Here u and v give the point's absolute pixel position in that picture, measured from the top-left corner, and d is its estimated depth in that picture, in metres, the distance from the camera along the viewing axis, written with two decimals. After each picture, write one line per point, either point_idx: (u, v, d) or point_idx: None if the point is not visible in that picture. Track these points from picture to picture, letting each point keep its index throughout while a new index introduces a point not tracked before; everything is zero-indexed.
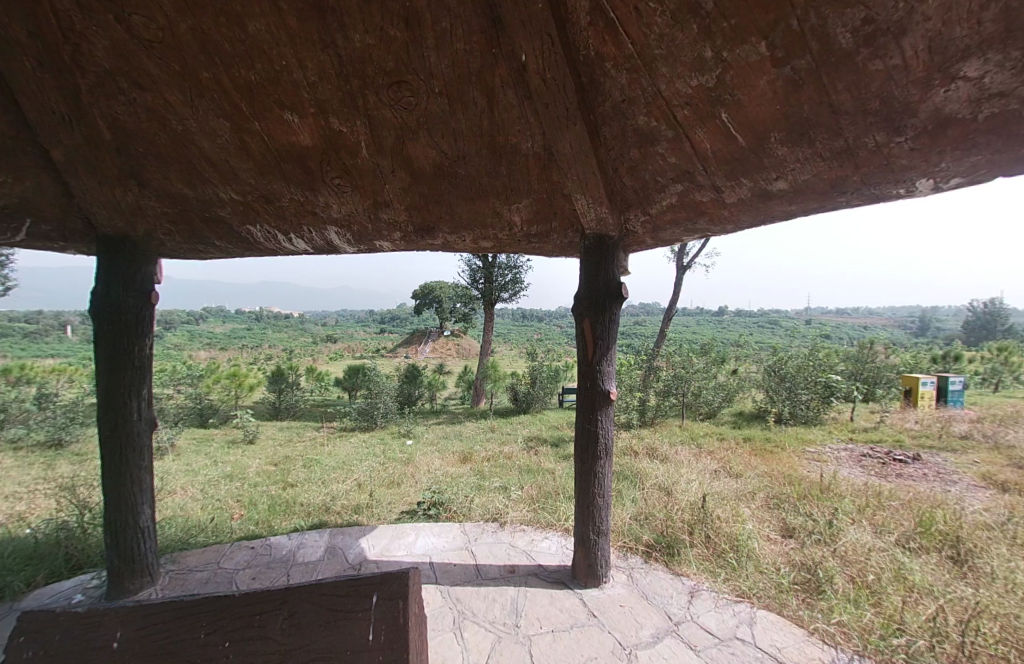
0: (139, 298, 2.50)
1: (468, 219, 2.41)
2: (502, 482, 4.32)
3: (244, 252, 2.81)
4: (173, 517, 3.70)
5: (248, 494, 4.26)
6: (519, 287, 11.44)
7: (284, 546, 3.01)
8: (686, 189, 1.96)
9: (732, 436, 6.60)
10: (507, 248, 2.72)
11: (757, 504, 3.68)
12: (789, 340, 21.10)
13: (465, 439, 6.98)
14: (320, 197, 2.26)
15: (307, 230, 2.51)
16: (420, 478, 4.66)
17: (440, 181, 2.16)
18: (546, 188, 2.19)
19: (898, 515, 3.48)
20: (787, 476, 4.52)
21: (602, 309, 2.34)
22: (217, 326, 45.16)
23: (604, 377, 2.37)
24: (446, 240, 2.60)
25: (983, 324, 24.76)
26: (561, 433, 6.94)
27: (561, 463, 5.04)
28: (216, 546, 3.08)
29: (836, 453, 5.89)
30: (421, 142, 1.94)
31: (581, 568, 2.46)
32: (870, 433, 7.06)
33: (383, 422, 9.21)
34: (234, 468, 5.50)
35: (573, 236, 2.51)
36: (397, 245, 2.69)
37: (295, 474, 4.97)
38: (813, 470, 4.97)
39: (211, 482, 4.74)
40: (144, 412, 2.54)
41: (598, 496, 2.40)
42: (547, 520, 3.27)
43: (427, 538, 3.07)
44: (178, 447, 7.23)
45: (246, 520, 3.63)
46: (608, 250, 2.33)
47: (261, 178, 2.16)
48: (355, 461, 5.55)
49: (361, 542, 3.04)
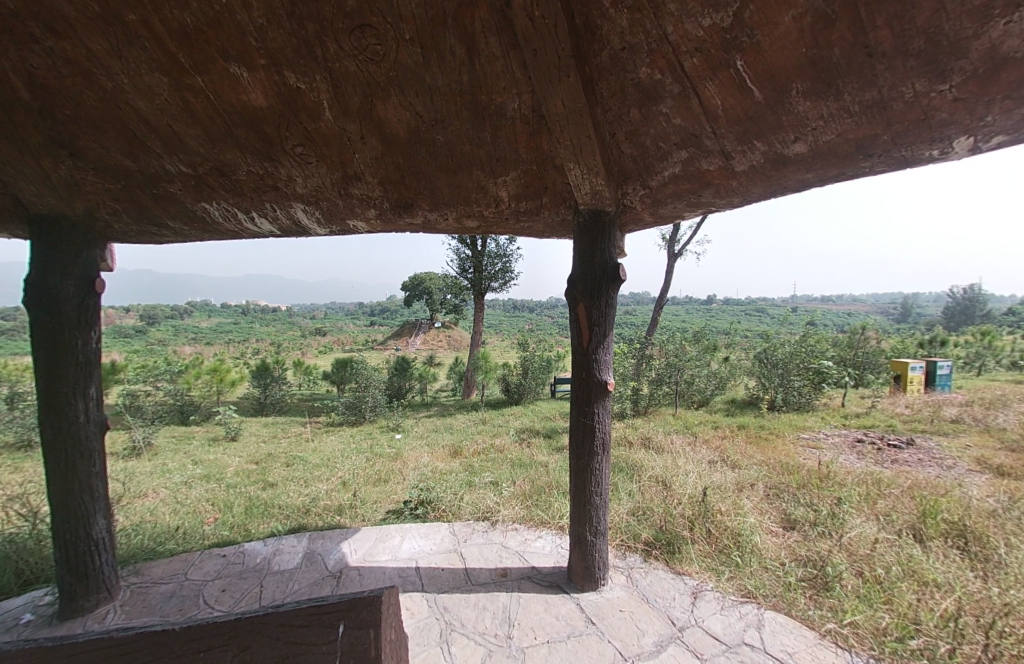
0: (81, 285, 2.24)
1: (449, 194, 2.19)
2: (493, 477, 4.15)
3: (203, 235, 2.56)
4: (141, 522, 3.46)
5: (225, 495, 4.02)
6: (510, 276, 11.21)
7: (259, 553, 2.80)
8: (691, 156, 1.76)
9: (726, 424, 6.52)
10: (494, 229, 2.51)
11: (757, 495, 3.56)
12: (779, 327, 21.20)
13: (455, 431, 6.80)
14: (283, 169, 2.02)
15: (270, 207, 2.27)
16: (408, 474, 4.47)
17: (416, 150, 1.92)
18: (536, 158, 1.97)
19: (900, 504, 3.39)
20: (786, 464, 4.41)
21: (597, 291, 2.14)
22: (201, 321, 44.15)
23: (600, 367, 2.17)
24: (427, 219, 2.37)
25: (963, 309, 25.25)
26: (554, 424, 6.79)
27: (555, 456, 4.89)
28: (185, 555, 2.85)
29: (831, 439, 5.83)
30: (392, 102, 1.70)
31: (578, 571, 2.30)
32: (863, 418, 7.04)
33: (372, 416, 8.98)
34: (213, 467, 5.25)
35: (565, 213, 2.30)
36: (372, 226, 2.46)
37: (276, 473, 4.74)
38: (811, 457, 4.88)
39: (186, 483, 4.49)
40: (93, 414, 2.29)
41: (596, 493, 2.23)
42: (540, 517, 3.10)
43: (414, 541, 2.88)
44: (155, 446, 6.93)
45: (221, 524, 3.40)
46: (604, 227, 2.12)
47: (212, 146, 1.91)
48: (340, 458, 5.33)
49: (342, 546, 2.84)
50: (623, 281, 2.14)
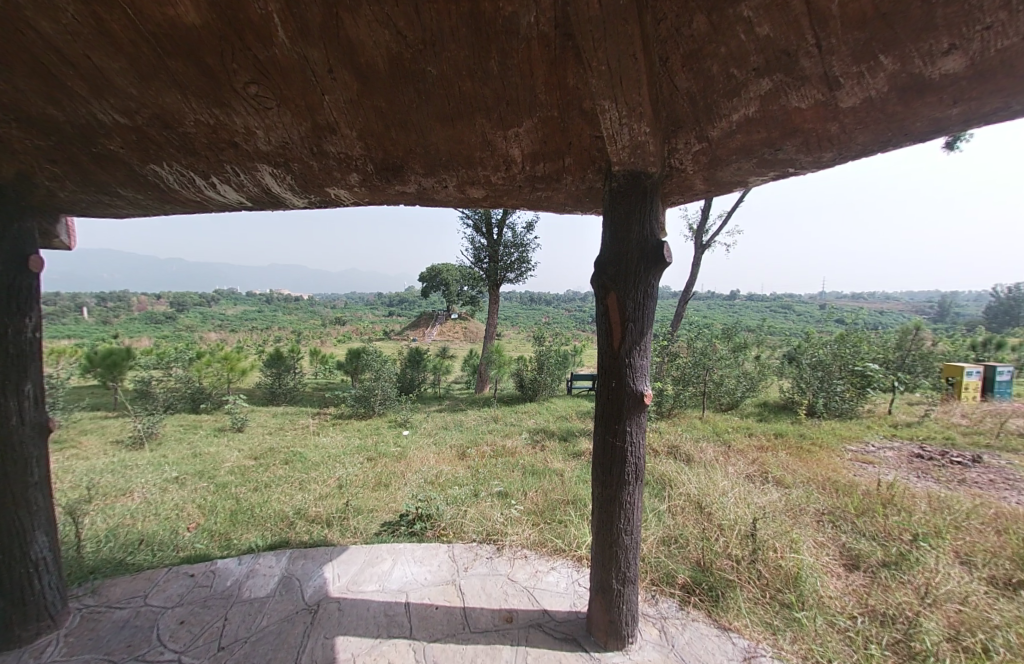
0: (10, 264, 1.89)
1: (448, 155, 1.74)
2: (503, 487, 3.72)
3: (164, 206, 2.18)
4: (116, 526, 3.17)
5: (213, 497, 3.72)
6: (526, 267, 10.71)
7: (232, 575, 2.45)
8: (778, 87, 1.27)
9: (760, 431, 5.94)
10: (505, 199, 2.05)
11: (808, 523, 3.05)
12: (811, 325, 20.12)
13: (465, 429, 6.40)
14: (237, 117, 1.59)
15: (231, 170, 1.85)
16: (409, 479, 4.08)
17: (402, 90, 1.46)
18: (559, 100, 1.48)
19: (986, 543, 2.83)
20: (838, 484, 3.84)
21: (634, 279, 1.67)
22: (225, 308, 45.13)
23: (635, 376, 1.70)
24: (421, 186, 1.93)
25: (1010, 309, 23.53)
26: (571, 425, 6.34)
27: (572, 462, 4.44)
28: (151, 571, 2.52)
29: (882, 453, 5.21)
30: (364, 17, 1.22)
31: (600, 625, 1.86)
32: (915, 429, 6.34)
33: (382, 409, 8.66)
34: (209, 461, 4.99)
35: (593, 178, 1.83)
36: (358, 196, 2.03)
37: (270, 472, 4.42)
38: (865, 476, 4.28)
39: (177, 479, 4.23)
40: (29, 415, 1.95)
41: (625, 532, 1.78)
42: (554, 542, 2.66)
43: (407, 567, 2.48)
44: (160, 435, 6.76)
45: (200, 533, 3.08)
46: (645, 197, 1.65)
47: (144, 87, 1.48)
48: (341, 456, 4.99)
49: (325, 570, 2.46)
50: (667, 265, 1.66)
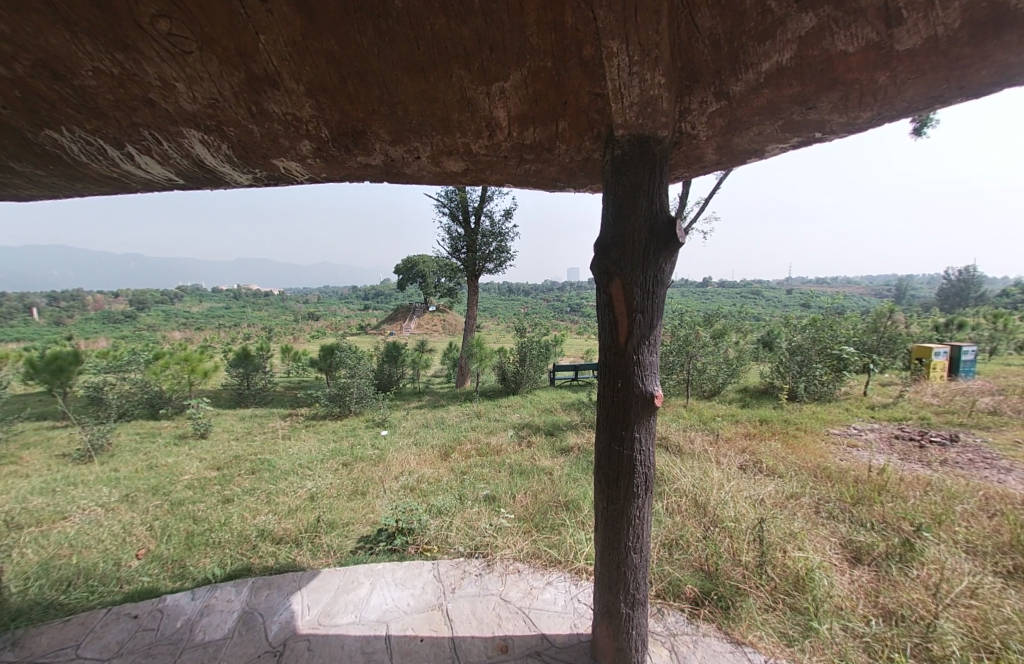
0: None
1: (419, 118, 1.45)
2: (490, 490, 3.48)
3: (76, 185, 1.81)
4: (51, 557, 2.78)
5: (167, 516, 3.34)
6: (505, 257, 10.41)
7: (183, 613, 2.13)
8: (825, 24, 1.07)
9: (745, 417, 5.91)
10: (487, 173, 1.78)
11: (807, 514, 2.96)
12: (783, 309, 20.61)
13: (447, 427, 6.14)
14: (148, 63, 1.25)
15: (150, 136, 1.51)
16: (388, 486, 3.80)
17: (359, 27, 1.17)
18: (554, 46, 1.22)
19: (983, 527, 2.80)
20: (831, 471, 3.78)
21: (641, 263, 1.43)
22: (190, 306, 42.99)
23: (643, 375, 1.47)
24: (389, 157, 1.63)
25: (963, 290, 24.75)
26: (556, 418, 6.16)
27: (561, 458, 4.25)
28: (88, 612, 2.18)
29: (864, 436, 5.24)
30: None
31: (606, 652, 1.65)
32: (892, 410, 6.45)
33: (358, 408, 8.27)
34: (166, 473, 4.55)
35: (590, 147, 1.58)
36: (313, 170, 1.72)
37: (234, 484, 4.05)
38: (853, 461, 4.25)
39: (128, 498, 3.81)
40: None
41: (633, 551, 1.57)
42: (549, 553, 2.45)
43: (387, 592, 2.22)
44: (114, 446, 6.20)
45: (151, 561, 2.73)
46: (653, 167, 1.40)
47: (13, 19, 1.13)
48: (313, 463, 4.65)
49: (293, 601, 2.17)
50: (680, 245, 1.43)
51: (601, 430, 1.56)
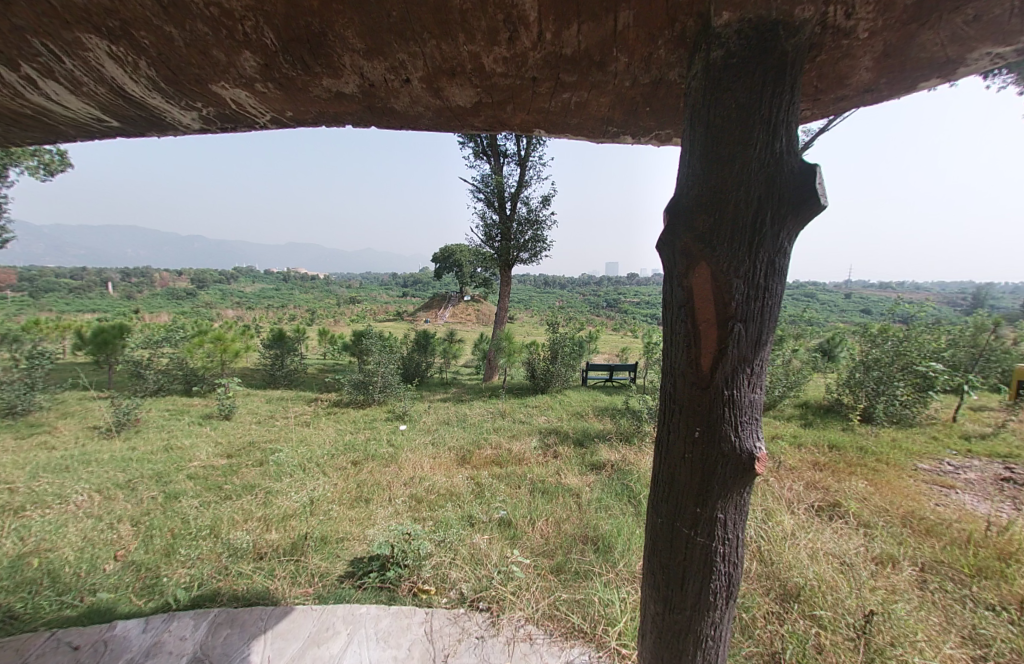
0: None
1: (401, 9, 0.93)
2: (505, 512, 2.99)
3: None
4: (24, 553, 2.56)
5: (156, 513, 3.08)
6: (541, 246, 9.81)
7: (128, 650, 1.79)
8: None
9: (809, 440, 5.11)
10: (508, 110, 1.26)
11: (913, 587, 2.27)
12: (846, 315, 18.67)
13: (469, 426, 5.71)
14: None
15: (42, 47, 1.09)
16: (395, 494, 3.40)
17: None
18: None
19: None
20: (931, 524, 3.01)
21: (747, 239, 0.87)
22: (242, 286, 45.08)
23: (738, 425, 0.92)
24: (366, 79, 1.14)
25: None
26: (588, 425, 5.58)
27: (590, 476, 3.70)
28: (26, 636, 1.88)
29: (963, 475, 4.34)
30: None
31: None
32: (993, 442, 5.40)
33: (381, 397, 8.01)
34: (176, 458, 4.37)
35: (667, 58, 1.02)
36: (270, 102, 1.26)
37: (235, 477, 3.78)
38: (956, 510, 3.43)
39: (128, 485, 3.62)
40: None
41: None
42: (571, 619, 1.93)
43: (365, 651, 1.78)
44: (142, 422, 6.20)
45: (122, 569, 2.45)
46: (776, 79, 0.85)
47: None
48: (322, 459, 4.32)
49: (254, 652, 1.78)
50: (819, 209, 0.86)
51: (659, 504, 1.04)
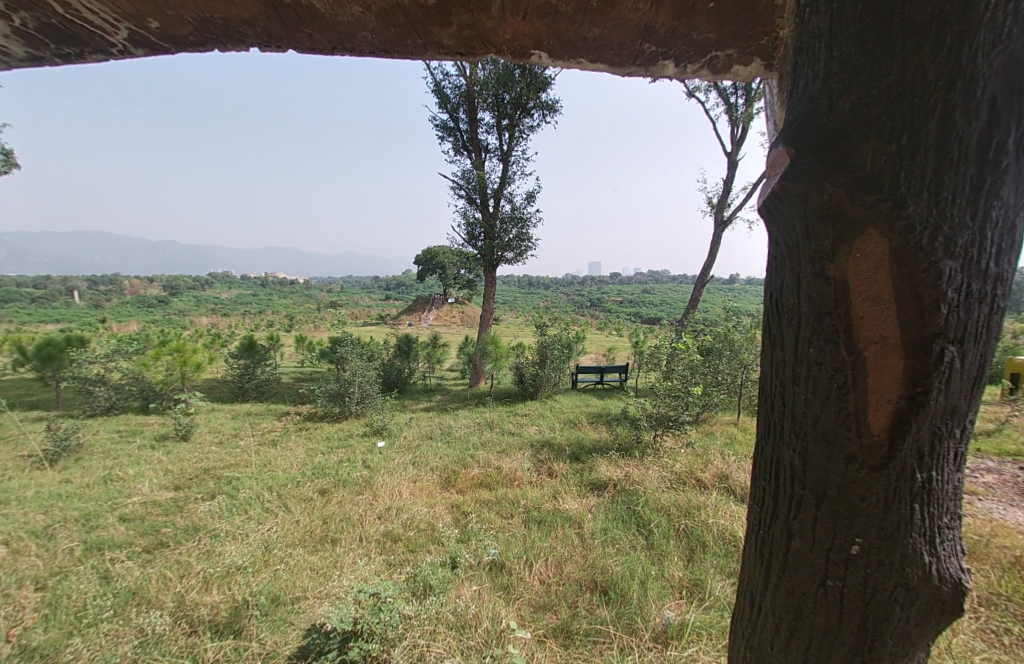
0: None
1: None
2: (497, 552, 2.53)
3: None
4: None
5: (70, 573, 2.51)
6: (527, 245, 9.39)
7: None
8: None
9: None
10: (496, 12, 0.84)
11: (984, 635, 1.91)
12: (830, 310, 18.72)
13: (454, 440, 5.23)
14: None
15: None
16: (367, 531, 2.90)
17: None
18: None
19: None
20: (975, 544, 2.68)
21: (959, 206, 0.55)
22: (219, 292, 43.69)
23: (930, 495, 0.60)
24: None
25: None
26: (583, 434, 5.16)
27: (591, 498, 3.27)
28: None
29: (984, 480, 4.05)
30: None
31: None
32: (1001, 440, 5.18)
33: (359, 409, 7.44)
34: (113, 493, 3.77)
35: None
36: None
37: (179, 517, 3.21)
38: (987, 522, 3.13)
39: (46, 533, 3.03)
40: None
41: None
42: None
43: None
44: (86, 447, 5.53)
45: (11, 655, 1.92)
46: None
47: None
48: (284, 488, 3.77)
49: None
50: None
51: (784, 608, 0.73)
